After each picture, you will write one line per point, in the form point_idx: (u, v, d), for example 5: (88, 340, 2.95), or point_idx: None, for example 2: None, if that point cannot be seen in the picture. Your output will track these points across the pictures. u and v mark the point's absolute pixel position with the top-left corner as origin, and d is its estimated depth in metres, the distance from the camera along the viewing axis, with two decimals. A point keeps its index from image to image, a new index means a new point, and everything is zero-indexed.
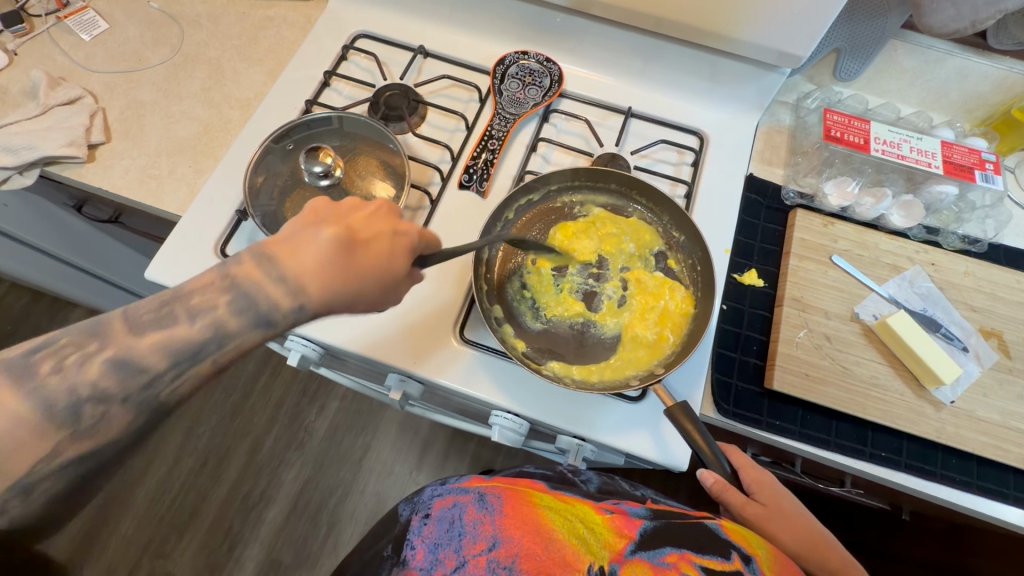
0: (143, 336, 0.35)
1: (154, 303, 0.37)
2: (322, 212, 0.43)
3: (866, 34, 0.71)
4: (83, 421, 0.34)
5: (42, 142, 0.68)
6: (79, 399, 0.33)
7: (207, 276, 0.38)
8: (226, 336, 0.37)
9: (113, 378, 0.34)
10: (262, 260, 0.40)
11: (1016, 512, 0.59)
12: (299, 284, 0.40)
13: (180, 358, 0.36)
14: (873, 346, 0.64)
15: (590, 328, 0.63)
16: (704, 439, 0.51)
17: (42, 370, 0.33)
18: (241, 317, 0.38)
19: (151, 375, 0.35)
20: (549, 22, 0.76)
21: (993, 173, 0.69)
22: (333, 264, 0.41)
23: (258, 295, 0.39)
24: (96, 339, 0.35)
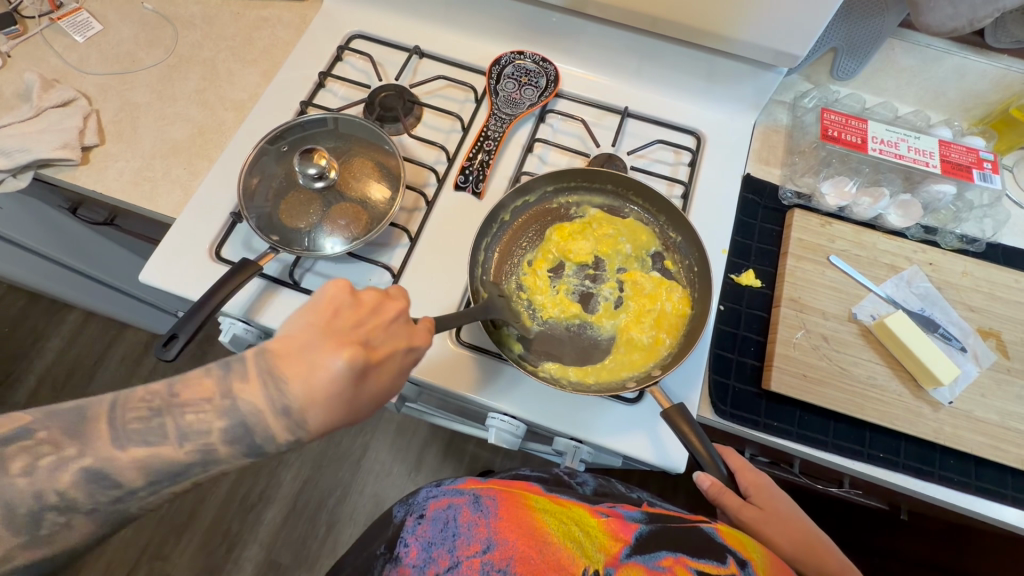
0: (127, 450, 0.36)
1: (148, 409, 0.37)
2: (336, 325, 0.43)
3: (863, 32, 0.71)
4: (41, 528, 0.35)
5: (35, 145, 0.68)
6: (43, 506, 0.34)
7: (207, 389, 0.39)
8: (213, 461, 0.39)
9: (83, 488, 0.35)
10: (268, 381, 0.40)
11: (1014, 512, 0.59)
12: (302, 416, 0.40)
13: (160, 478, 0.37)
14: (870, 347, 0.64)
15: (587, 329, 0.63)
16: (702, 442, 0.51)
17: (16, 469, 0.34)
18: (233, 445, 0.39)
19: (125, 490, 0.36)
20: (545, 22, 0.75)
21: (991, 172, 0.69)
22: (343, 395, 0.41)
23: (259, 427, 0.39)
24: (73, 444, 0.36)
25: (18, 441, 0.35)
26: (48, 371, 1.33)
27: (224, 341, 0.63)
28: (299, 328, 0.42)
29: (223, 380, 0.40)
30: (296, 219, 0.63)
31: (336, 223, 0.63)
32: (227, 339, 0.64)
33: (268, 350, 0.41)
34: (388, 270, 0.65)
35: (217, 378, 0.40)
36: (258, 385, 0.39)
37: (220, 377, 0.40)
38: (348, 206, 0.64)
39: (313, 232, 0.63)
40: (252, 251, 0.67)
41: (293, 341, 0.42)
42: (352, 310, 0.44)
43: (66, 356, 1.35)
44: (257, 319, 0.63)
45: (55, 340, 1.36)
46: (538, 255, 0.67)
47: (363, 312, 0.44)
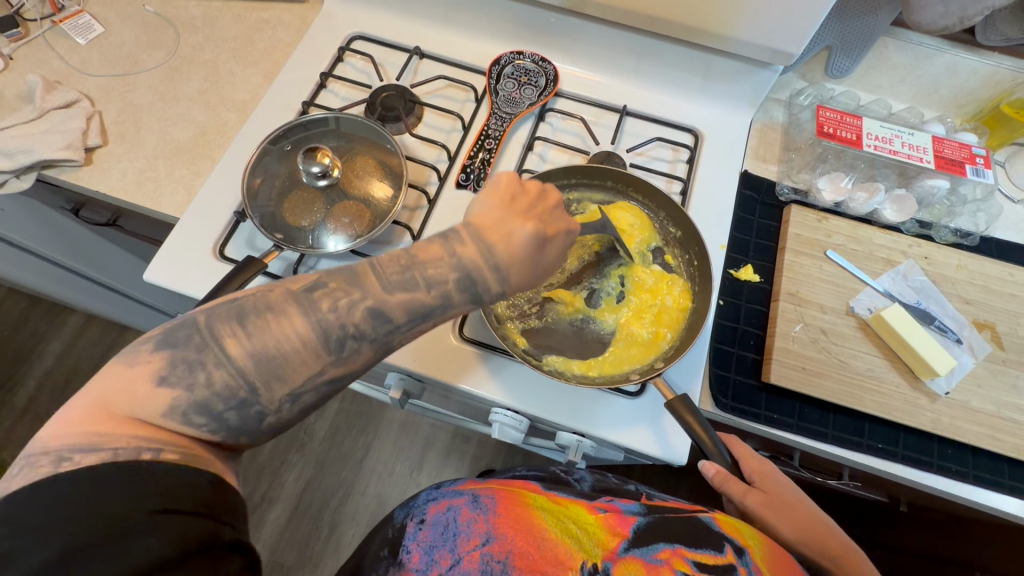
0: (394, 295, 0.37)
1: (400, 265, 0.38)
2: (514, 200, 0.45)
3: (857, 30, 0.72)
4: (342, 351, 0.36)
5: (39, 145, 0.68)
6: (344, 334, 0.36)
7: (437, 251, 0.39)
8: (451, 306, 0.39)
9: (370, 322, 0.36)
10: (481, 244, 0.40)
11: (1010, 500, 0.60)
12: (508, 277, 0.41)
13: (416, 315, 0.38)
14: (868, 339, 0.65)
15: (590, 324, 0.63)
16: (705, 430, 0.52)
17: (323, 304, 0.35)
18: (465, 293, 0.39)
19: (395, 326, 0.37)
20: (545, 22, 0.76)
21: (984, 167, 0.70)
22: (535, 259, 0.43)
23: (480, 277, 0.40)
24: (359, 287, 0.36)
25: (318, 289, 0.36)
26: (47, 374, 1.33)
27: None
28: (488, 206, 0.44)
29: (445, 235, 0.40)
30: (299, 218, 0.64)
31: (340, 221, 0.64)
32: None
33: (471, 223, 0.42)
34: None
35: (442, 242, 0.40)
36: (474, 239, 0.40)
37: (441, 241, 0.40)
38: (352, 204, 0.65)
39: (317, 230, 0.63)
40: (256, 250, 0.67)
41: (488, 216, 0.43)
42: (524, 194, 0.46)
43: (66, 359, 1.35)
44: None
45: (54, 343, 1.36)
46: None
47: (534, 196, 0.47)
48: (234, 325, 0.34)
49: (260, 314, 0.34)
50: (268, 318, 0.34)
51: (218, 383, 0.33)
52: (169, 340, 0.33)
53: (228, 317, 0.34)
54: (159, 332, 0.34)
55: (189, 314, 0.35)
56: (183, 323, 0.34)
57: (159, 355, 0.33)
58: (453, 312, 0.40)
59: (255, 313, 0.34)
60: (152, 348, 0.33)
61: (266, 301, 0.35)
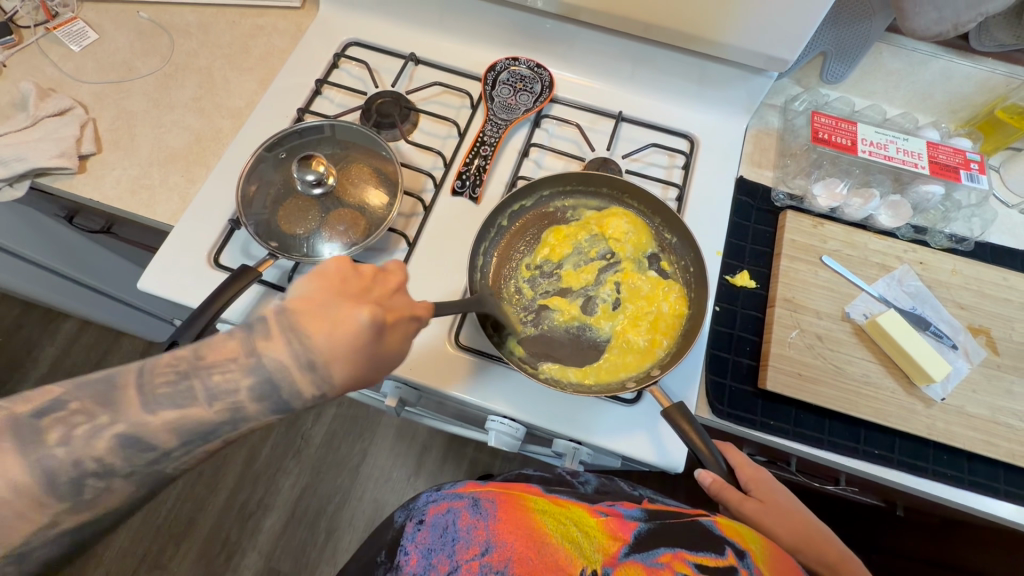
0: (157, 414, 0.36)
1: (173, 373, 0.37)
2: (346, 283, 0.44)
3: (851, 36, 0.72)
4: (83, 494, 0.34)
5: (32, 153, 0.68)
6: (84, 472, 0.34)
7: (231, 350, 0.38)
8: (242, 418, 0.38)
9: (121, 452, 0.35)
10: (290, 336, 0.39)
11: (1006, 506, 0.60)
12: (332, 373, 0.40)
13: (191, 436, 0.36)
14: (863, 345, 0.65)
15: (585, 331, 0.63)
16: (703, 439, 0.52)
17: (48, 436, 0.34)
18: (261, 401, 0.38)
19: (159, 452, 0.36)
20: (540, 28, 0.76)
21: (978, 173, 0.70)
22: (367, 351, 0.42)
23: (289, 380, 0.39)
24: (107, 410, 0.35)
25: (52, 412, 0.34)
26: (42, 381, 1.33)
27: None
28: (311, 289, 0.43)
29: (256, 331, 0.40)
30: (294, 225, 0.64)
31: (335, 229, 0.64)
32: None
33: (288, 308, 0.41)
34: None
35: (240, 339, 0.39)
36: (286, 334, 0.40)
37: (242, 338, 0.39)
38: (347, 212, 0.65)
39: (312, 238, 0.63)
40: (251, 258, 0.67)
41: (311, 301, 0.42)
42: (359, 276, 0.45)
43: (61, 365, 1.34)
44: None
45: (49, 349, 1.36)
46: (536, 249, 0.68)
47: (372, 278, 0.46)
48: None
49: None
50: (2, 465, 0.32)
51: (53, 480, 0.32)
52: None
53: None
54: None
55: None
56: None
57: None
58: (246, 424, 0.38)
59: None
60: None
61: (9, 441, 0.33)
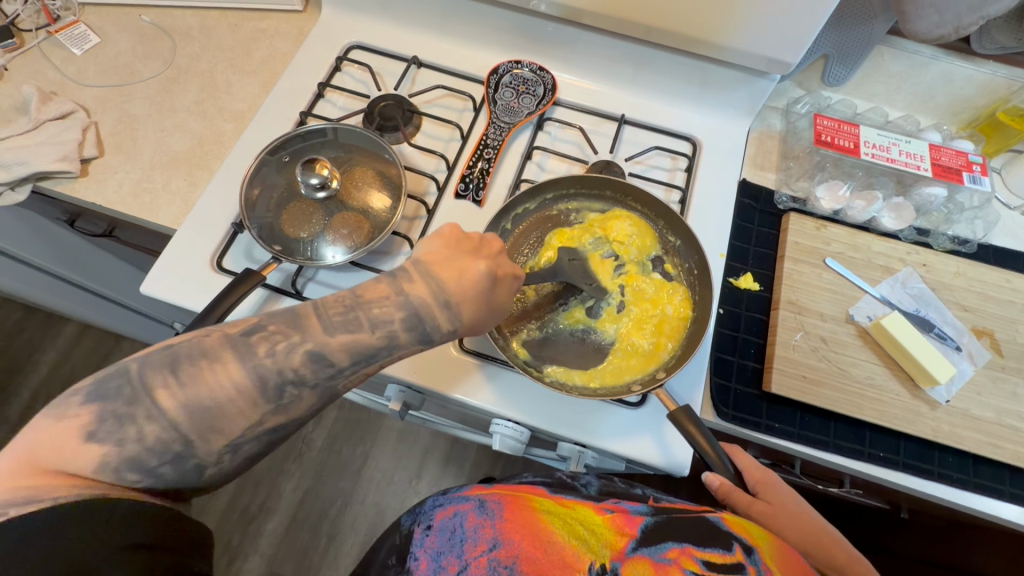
0: (336, 337, 0.38)
1: (343, 305, 0.39)
2: (459, 240, 0.48)
3: (853, 40, 0.72)
4: (282, 400, 0.37)
5: (34, 157, 0.67)
6: (284, 380, 0.37)
7: (383, 290, 0.41)
8: (397, 345, 0.40)
9: (309, 365, 0.37)
10: (429, 280, 0.42)
11: (1011, 508, 0.60)
12: (461, 315, 0.43)
13: (359, 357, 0.39)
14: (868, 347, 0.65)
15: (591, 334, 0.63)
16: (709, 442, 0.52)
17: (259, 349, 0.37)
18: (412, 331, 0.41)
19: (337, 368, 0.38)
20: (542, 31, 0.76)
21: (980, 175, 0.70)
22: (487, 296, 0.45)
23: (430, 316, 0.41)
24: (299, 330, 0.38)
25: (256, 332, 0.38)
26: (43, 385, 1.32)
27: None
28: (433, 246, 0.46)
29: (394, 274, 0.42)
30: (298, 229, 0.64)
31: (338, 232, 0.63)
32: None
33: (419, 260, 0.44)
34: None
35: (389, 281, 0.42)
36: (423, 277, 0.42)
37: (388, 280, 0.42)
38: (350, 215, 0.65)
39: (316, 241, 0.63)
40: (254, 262, 0.67)
41: (436, 255, 0.45)
42: (469, 236, 0.49)
43: (61, 369, 1.34)
44: None
45: (49, 353, 1.35)
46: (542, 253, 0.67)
47: (480, 238, 0.49)
48: (165, 376, 0.35)
49: (193, 363, 0.36)
50: (202, 368, 0.36)
51: (124, 450, 0.33)
52: (99, 393, 0.34)
53: (159, 368, 0.35)
54: (88, 385, 0.35)
55: (116, 364, 0.36)
56: (110, 374, 0.35)
57: (86, 409, 0.34)
58: (400, 351, 0.41)
59: (187, 361, 0.36)
60: (80, 400, 0.34)
61: (200, 348, 0.36)
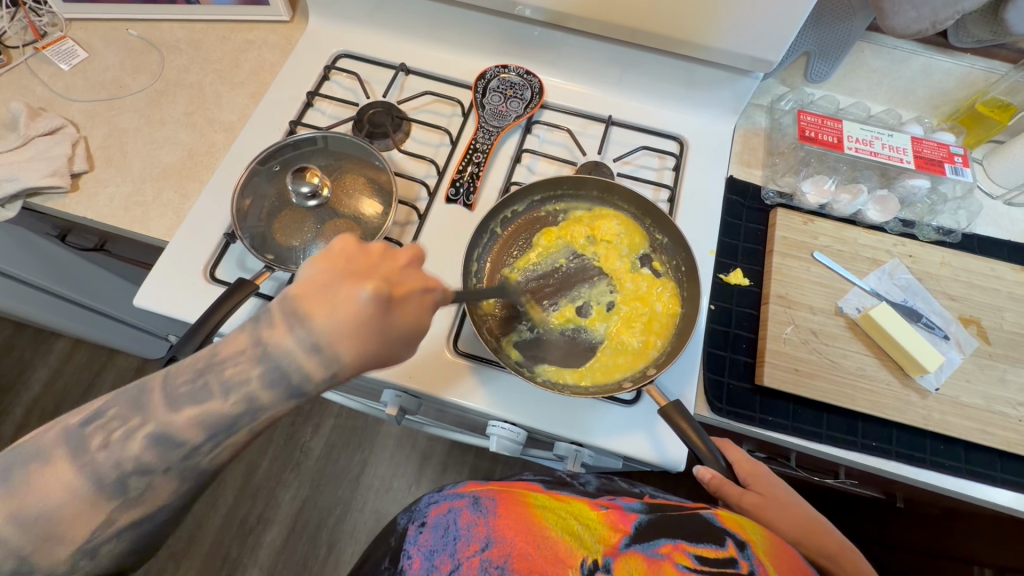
0: (181, 411, 0.37)
1: (192, 371, 0.38)
2: (351, 260, 0.43)
3: (833, 37, 0.74)
4: (131, 491, 0.36)
5: (23, 173, 0.67)
6: (125, 472, 0.35)
7: (240, 342, 0.39)
8: (258, 408, 0.38)
9: (153, 451, 0.36)
10: (293, 323, 0.39)
11: (1003, 493, 0.61)
12: (338, 360, 0.40)
13: (216, 428, 0.37)
14: (857, 338, 0.65)
15: (581, 333, 0.63)
16: (700, 437, 0.53)
17: (93, 443, 0.35)
18: (272, 388, 0.38)
19: (188, 447, 0.37)
20: (527, 35, 0.77)
21: (962, 166, 0.71)
22: (375, 333, 0.41)
23: (295, 366, 0.39)
24: (139, 413, 0.36)
25: (94, 420, 0.36)
26: (37, 403, 1.31)
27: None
28: (315, 273, 0.42)
29: (257, 319, 0.40)
30: (290, 237, 0.64)
31: (331, 239, 0.64)
32: None
33: (290, 295, 0.41)
34: None
35: (250, 331, 0.40)
36: (287, 318, 0.40)
37: (250, 330, 0.40)
38: (342, 222, 0.65)
39: (308, 249, 0.63)
40: (248, 271, 0.67)
41: (315, 281, 0.41)
42: (363, 254, 0.44)
43: (55, 387, 1.33)
44: None
45: (42, 370, 1.34)
46: (541, 241, 0.68)
47: (372, 256, 0.44)
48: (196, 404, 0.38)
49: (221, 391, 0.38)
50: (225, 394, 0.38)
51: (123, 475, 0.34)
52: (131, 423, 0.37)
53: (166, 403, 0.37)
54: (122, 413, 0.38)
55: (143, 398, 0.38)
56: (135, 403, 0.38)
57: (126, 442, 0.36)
58: (264, 413, 0.39)
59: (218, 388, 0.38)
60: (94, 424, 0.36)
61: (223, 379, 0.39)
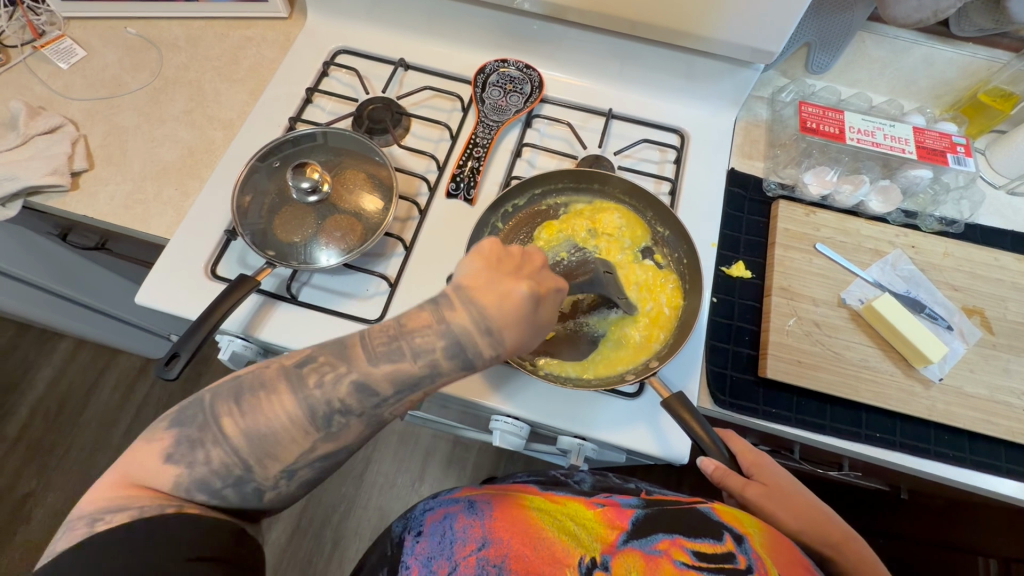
0: (379, 366, 0.39)
1: (387, 335, 0.39)
2: (503, 256, 0.43)
3: (833, 27, 0.73)
4: (331, 427, 0.39)
5: (23, 172, 0.67)
6: (332, 410, 0.38)
7: (424, 318, 0.40)
8: (439, 374, 0.40)
9: (354, 396, 0.38)
10: (470, 309, 0.39)
11: (1008, 483, 0.61)
12: (505, 345, 0.40)
13: (403, 387, 0.39)
14: (861, 329, 0.65)
15: (585, 325, 0.63)
16: (702, 428, 0.53)
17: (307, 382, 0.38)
18: (454, 361, 0.39)
19: (381, 398, 0.39)
20: (526, 29, 0.76)
21: (965, 156, 0.71)
22: (533, 325, 0.42)
23: (472, 346, 0.39)
24: (345, 361, 0.39)
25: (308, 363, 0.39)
26: (40, 403, 1.31)
27: (226, 358, 0.65)
28: (474, 267, 0.42)
29: (433, 300, 0.40)
30: (291, 233, 0.64)
31: (331, 235, 0.64)
32: (227, 357, 0.65)
33: (460, 285, 0.41)
34: (385, 279, 0.66)
35: (432, 309, 0.40)
36: (464, 305, 0.40)
37: (431, 308, 0.40)
38: (343, 217, 0.65)
39: (309, 245, 0.63)
40: (248, 268, 0.67)
41: (475, 272, 0.42)
42: (510, 247, 0.45)
43: (58, 387, 1.33)
44: (257, 335, 0.63)
45: (45, 370, 1.34)
46: (542, 233, 0.68)
47: (521, 254, 0.44)
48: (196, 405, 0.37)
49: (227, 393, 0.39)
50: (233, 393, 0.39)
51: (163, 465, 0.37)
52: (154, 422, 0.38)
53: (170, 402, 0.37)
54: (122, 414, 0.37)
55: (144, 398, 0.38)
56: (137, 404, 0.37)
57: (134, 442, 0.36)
58: (442, 380, 0.40)
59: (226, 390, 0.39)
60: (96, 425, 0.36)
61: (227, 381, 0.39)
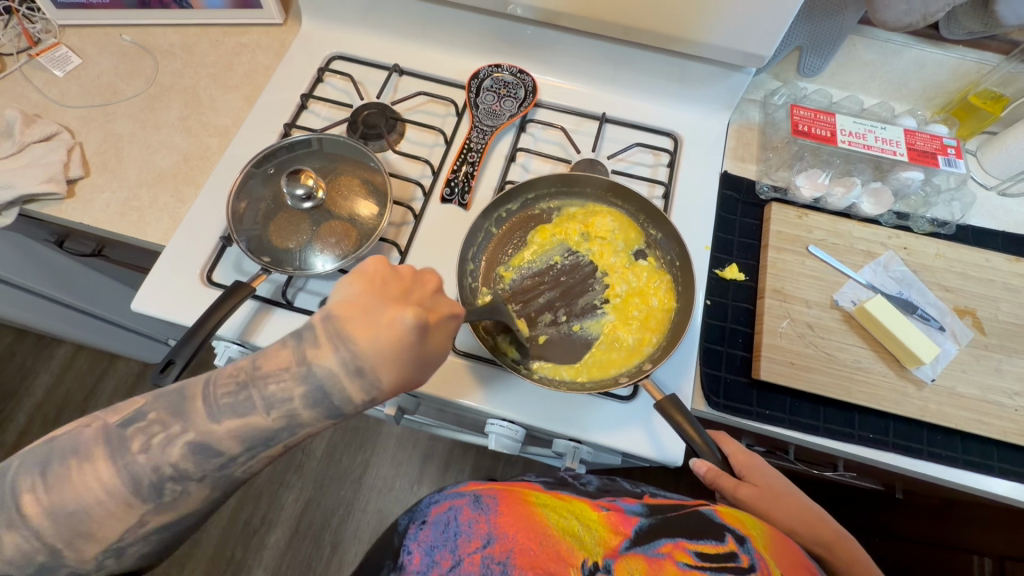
0: (221, 423, 0.40)
1: (235, 384, 0.41)
2: (386, 282, 0.47)
3: (824, 31, 0.74)
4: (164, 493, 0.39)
5: (19, 180, 0.67)
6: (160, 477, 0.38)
7: (284, 360, 0.42)
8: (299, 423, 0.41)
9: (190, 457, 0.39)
10: (337, 342, 0.42)
11: (1000, 483, 0.61)
12: (377, 380, 0.42)
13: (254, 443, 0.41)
14: (854, 331, 0.66)
15: (578, 329, 0.63)
16: (697, 431, 0.53)
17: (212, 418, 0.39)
18: (314, 409, 0.41)
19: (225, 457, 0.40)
20: (520, 34, 0.77)
21: (955, 158, 0.71)
22: (413, 355, 0.43)
23: (335, 387, 0.41)
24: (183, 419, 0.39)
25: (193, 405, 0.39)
26: (37, 409, 1.32)
27: (222, 364, 0.64)
28: (354, 293, 0.45)
29: (302, 339, 0.43)
30: (285, 239, 0.64)
31: (326, 241, 0.64)
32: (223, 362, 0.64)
33: (332, 315, 0.43)
34: None
35: (292, 348, 0.42)
36: (331, 340, 0.42)
37: (295, 348, 0.42)
38: (338, 224, 0.65)
39: (305, 251, 0.64)
40: (244, 273, 0.68)
41: (355, 303, 0.44)
42: (396, 278, 0.47)
43: (56, 393, 1.33)
44: (253, 340, 0.63)
45: (42, 377, 1.34)
46: (536, 238, 0.69)
47: (407, 283, 0.47)
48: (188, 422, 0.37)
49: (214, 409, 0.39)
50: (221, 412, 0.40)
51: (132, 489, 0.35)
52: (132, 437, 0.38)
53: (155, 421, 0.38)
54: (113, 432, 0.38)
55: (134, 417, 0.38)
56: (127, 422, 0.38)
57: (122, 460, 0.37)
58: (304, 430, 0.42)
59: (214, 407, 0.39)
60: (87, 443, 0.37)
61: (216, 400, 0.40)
